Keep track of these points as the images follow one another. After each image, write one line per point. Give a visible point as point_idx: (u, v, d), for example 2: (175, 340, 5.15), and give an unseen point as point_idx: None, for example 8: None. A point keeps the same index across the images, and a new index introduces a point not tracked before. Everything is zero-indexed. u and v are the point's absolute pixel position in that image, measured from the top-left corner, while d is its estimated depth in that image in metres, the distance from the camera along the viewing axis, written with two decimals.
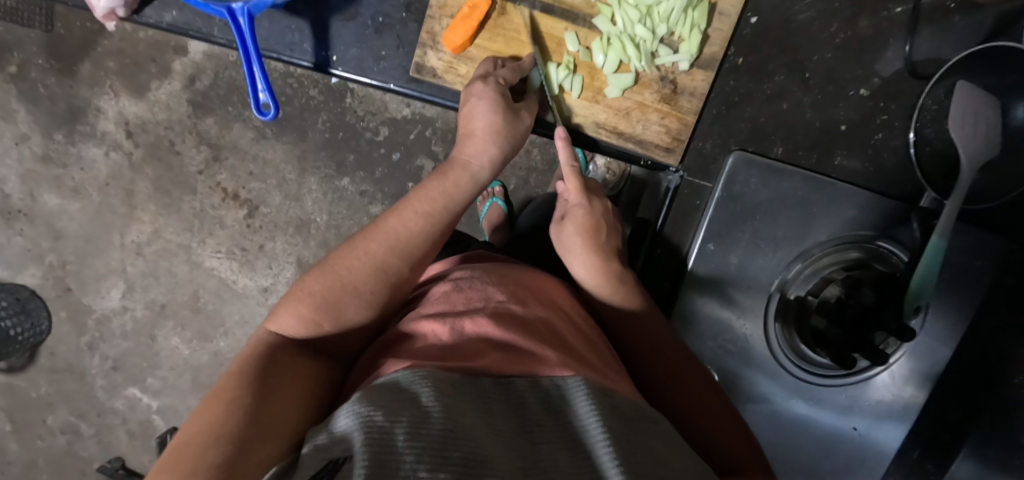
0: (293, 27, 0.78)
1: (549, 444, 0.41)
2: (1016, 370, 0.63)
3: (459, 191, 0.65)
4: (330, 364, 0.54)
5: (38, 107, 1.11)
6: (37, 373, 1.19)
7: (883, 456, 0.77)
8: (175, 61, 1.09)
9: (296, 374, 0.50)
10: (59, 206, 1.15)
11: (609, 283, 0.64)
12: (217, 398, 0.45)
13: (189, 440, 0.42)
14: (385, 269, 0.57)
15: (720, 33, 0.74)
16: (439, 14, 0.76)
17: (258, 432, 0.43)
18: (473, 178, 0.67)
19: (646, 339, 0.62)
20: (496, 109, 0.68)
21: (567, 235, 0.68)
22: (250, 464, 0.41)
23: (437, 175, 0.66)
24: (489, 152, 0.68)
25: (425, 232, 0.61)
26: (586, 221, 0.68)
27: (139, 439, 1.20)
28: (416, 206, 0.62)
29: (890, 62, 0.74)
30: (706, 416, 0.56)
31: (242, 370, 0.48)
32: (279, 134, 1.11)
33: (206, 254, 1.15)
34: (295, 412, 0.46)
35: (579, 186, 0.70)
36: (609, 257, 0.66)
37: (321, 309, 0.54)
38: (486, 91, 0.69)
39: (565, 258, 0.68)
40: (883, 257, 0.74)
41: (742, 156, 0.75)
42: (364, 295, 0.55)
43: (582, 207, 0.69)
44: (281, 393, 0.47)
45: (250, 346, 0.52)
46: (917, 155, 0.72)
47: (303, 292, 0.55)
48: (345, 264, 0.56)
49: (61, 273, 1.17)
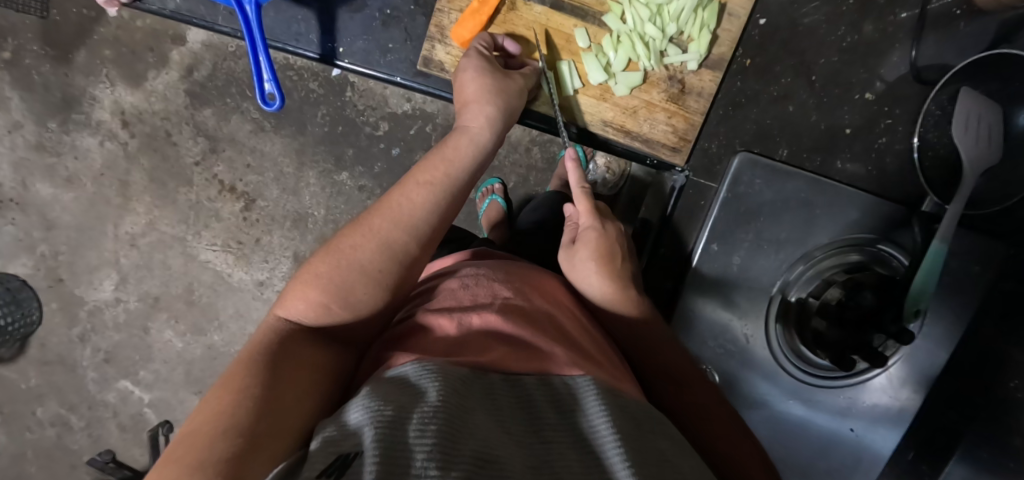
0: (299, 17, 0.78)
1: (558, 444, 0.41)
2: (1010, 373, 0.65)
3: (460, 156, 0.66)
4: (340, 352, 0.53)
5: (32, 94, 1.09)
6: (27, 364, 1.17)
7: (876, 459, 0.77)
8: (173, 51, 1.08)
9: (306, 361, 0.49)
10: (52, 196, 1.13)
11: (621, 305, 0.62)
12: (225, 388, 0.45)
13: (197, 431, 0.42)
14: (392, 244, 0.57)
15: (729, 34, 0.75)
16: (448, 8, 0.76)
17: (268, 424, 0.43)
18: (473, 142, 0.67)
19: (653, 348, 0.61)
20: (484, 74, 0.69)
21: (584, 267, 0.63)
22: (257, 461, 0.40)
23: (441, 146, 0.67)
24: (486, 113, 0.68)
25: (428, 204, 0.61)
26: (600, 244, 0.64)
27: (130, 432, 1.19)
28: (418, 178, 0.62)
29: (895, 67, 0.74)
30: (706, 407, 0.58)
31: (252, 356, 0.48)
32: (278, 127, 1.10)
33: (202, 247, 1.14)
34: (309, 403, 0.46)
35: (591, 208, 0.67)
36: (624, 289, 0.62)
37: (329, 291, 0.53)
38: (471, 61, 0.70)
39: (574, 281, 0.65)
40: (884, 260, 0.74)
41: (748, 156, 0.75)
42: (372, 275, 0.55)
43: (595, 229, 0.66)
44: (291, 382, 0.47)
45: (260, 334, 0.52)
46: (920, 160, 0.72)
47: (311, 276, 0.54)
48: (351, 242, 0.56)
49: (52, 264, 1.15)
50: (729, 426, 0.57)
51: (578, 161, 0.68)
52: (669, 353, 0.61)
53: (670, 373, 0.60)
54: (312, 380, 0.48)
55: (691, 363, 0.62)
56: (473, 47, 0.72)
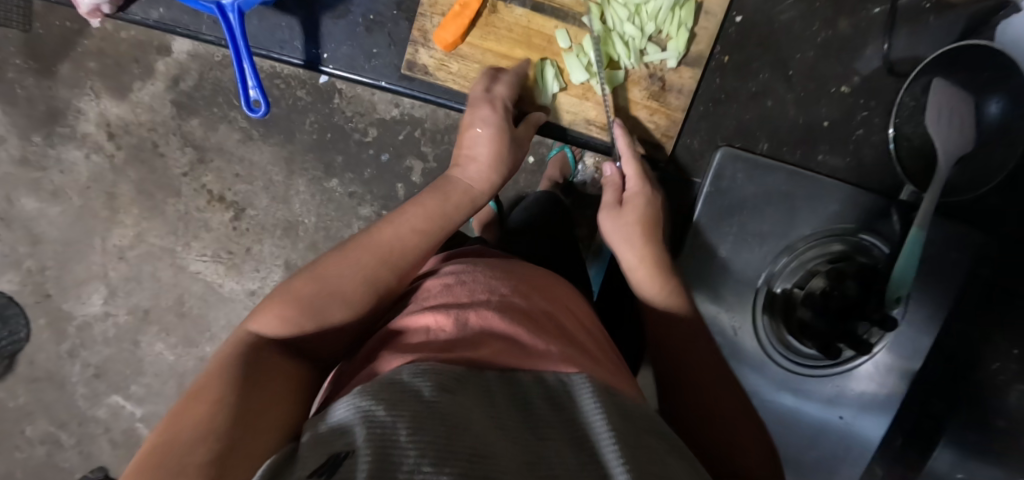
0: (284, 25, 0.79)
1: (552, 440, 0.41)
2: (989, 358, 0.66)
3: (456, 210, 0.68)
4: (308, 366, 0.54)
5: (15, 108, 1.09)
6: (14, 382, 1.16)
7: (867, 447, 0.78)
8: (158, 62, 1.08)
9: (279, 375, 0.50)
10: (38, 210, 1.13)
11: (660, 276, 0.68)
12: (199, 399, 0.45)
13: (173, 438, 0.42)
14: (377, 280, 0.59)
15: (706, 31, 0.76)
16: (430, 12, 0.77)
17: (246, 433, 0.43)
18: (473, 201, 0.70)
19: (672, 345, 0.64)
20: (500, 140, 0.72)
21: (625, 225, 0.72)
22: (239, 462, 0.40)
23: (433, 192, 0.69)
24: (489, 179, 0.72)
25: (418, 247, 0.63)
26: (646, 208, 0.72)
27: (123, 448, 1.18)
28: (413, 223, 0.64)
29: (869, 61, 0.77)
30: (715, 395, 0.60)
31: (225, 370, 0.48)
32: (266, 135, 1.10)
33: (192, 258, 1.13)
34: (283, 414, 0.47)
35: (641, 174, 0.74)
36: (658, 245, 0.70)
37: (307, 314, 0.54)
38: (492, 119, 0.72)
39: (615, 245, 0.72)
40: (865, 250, 0.76)
41: (729, 151, 0.77)
42: (353, 303, 0.56)
43: (642, 196, 0.73)
44: (266, 395, 0.47)
45: (230, 348, 0.52)
46: (897, 150, 0.75)
47: (290, 295, 0.55)
48: (336, 272, 0.58)
49: (39, 278, 1.14)
50: (741, 412, 0.59)
51: (626, 134, 0.75)
52: (690, 347, 0.64)
53: (683, 373, 0.62)
54: (286, 394, 0.49)
55: (708, 355, 0.63)
56: (495, 94, 0.74)
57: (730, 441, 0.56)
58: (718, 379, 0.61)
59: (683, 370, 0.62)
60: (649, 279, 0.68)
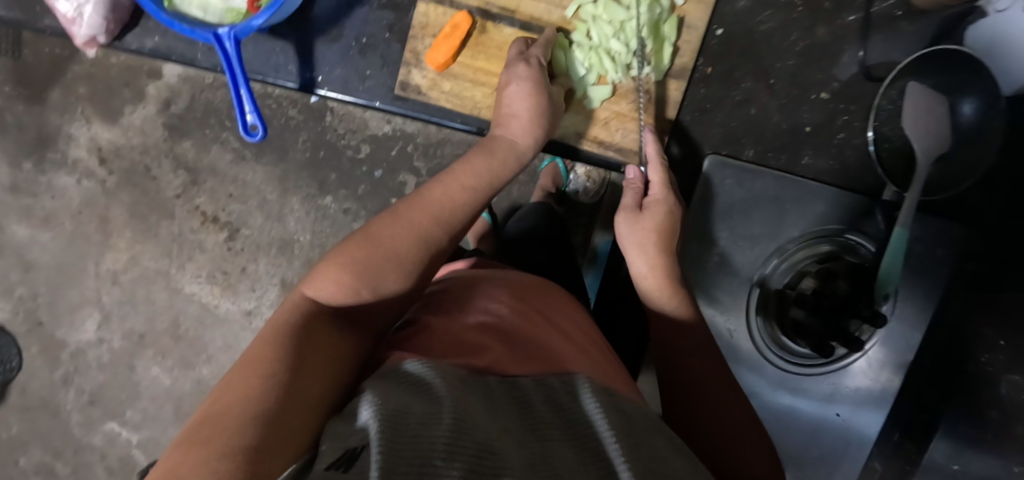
0: (277, 49, 0.81)
1: (556, 441, 0.43)
2: (980, 349, 0.69)
3: (502, 167, 0.72)
4: (362, 334, 0.56)
5: (6, 136, 1.09)
6: (8, 412, 1.15)
7: (865, 441, 0.80)
8: (149, 86, 1.09)
9: (329, 344, 0.52)
10: (29, 237, 1.12)
11: (669, 290, 0.69)
12: (251, 370, 0.46)
13: (223, 412, 0.42)
14: (428, 238, 0.62)
15: (689, 45, 0.79)
16: (421, 34, 0.79)
17: (289, 412, 0.43)
18: (517, 156, 0.73)
19: (673, 346, 0.66)
20: (539, 94, 0.72)
21: (642, 229, 0.72)
22: (284, 438, 0.41)
23: (482, 151, 0.72)
24: (528, 137, 0.73)
25: (465, 204, 0.66)
26: (667, 216, 0.72)
27: (119, 475, 1.17)
28: (462, 181, 0.68)
29: (847, 67, 0.78)
30: (715, 394, 0.61)
31: (280, 339, 0.50)
32: (259, 156, 1.11)
33: (186, 279, 1.13)
34: (328, 386, 0.48)
35: (665, 181, 0.74)
36: (672, 257, 0.70)
37: (361, 277, 0.56)
38: (529, 74, 0.72)
39: (627, 249, 0.73)
40: (853, 249, 0.79)
41: (717, 159, 0.79)
42: (405, 262, 0.59)
43: (664, 204, 0.73)
44: (317, 365, 0.49)
45: (287, 313, 0.54)
46: (878, 151, 0.76)
47: (343, 259, 0.57)
48: (389, 232, 0.60)
49: (32, 306, 1.13)
50: (740, 411, 0.60)
51: (658, 140, 0.76)
52: (689, 347, 0.65)
53: (683, 375, 0.64)
54: (332, 363, 0.50)
55: (707, 355, 0.64)
56: (530, 55, 0.74)
57: (728, 440, 0.58)
58: (723, 381, 0.62)
59: (684, 369, 0.64)
60: (660, 289, 0.69)
